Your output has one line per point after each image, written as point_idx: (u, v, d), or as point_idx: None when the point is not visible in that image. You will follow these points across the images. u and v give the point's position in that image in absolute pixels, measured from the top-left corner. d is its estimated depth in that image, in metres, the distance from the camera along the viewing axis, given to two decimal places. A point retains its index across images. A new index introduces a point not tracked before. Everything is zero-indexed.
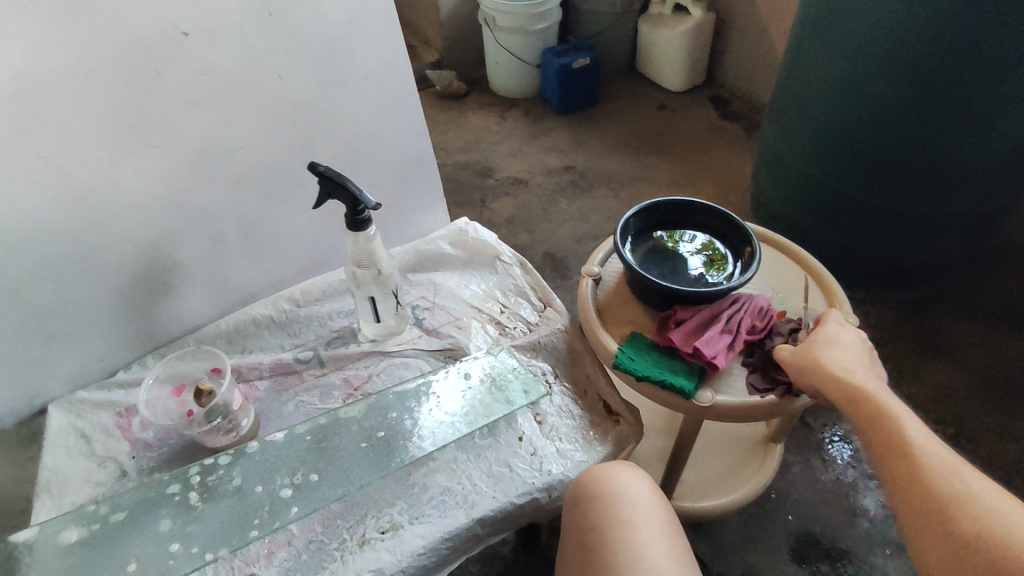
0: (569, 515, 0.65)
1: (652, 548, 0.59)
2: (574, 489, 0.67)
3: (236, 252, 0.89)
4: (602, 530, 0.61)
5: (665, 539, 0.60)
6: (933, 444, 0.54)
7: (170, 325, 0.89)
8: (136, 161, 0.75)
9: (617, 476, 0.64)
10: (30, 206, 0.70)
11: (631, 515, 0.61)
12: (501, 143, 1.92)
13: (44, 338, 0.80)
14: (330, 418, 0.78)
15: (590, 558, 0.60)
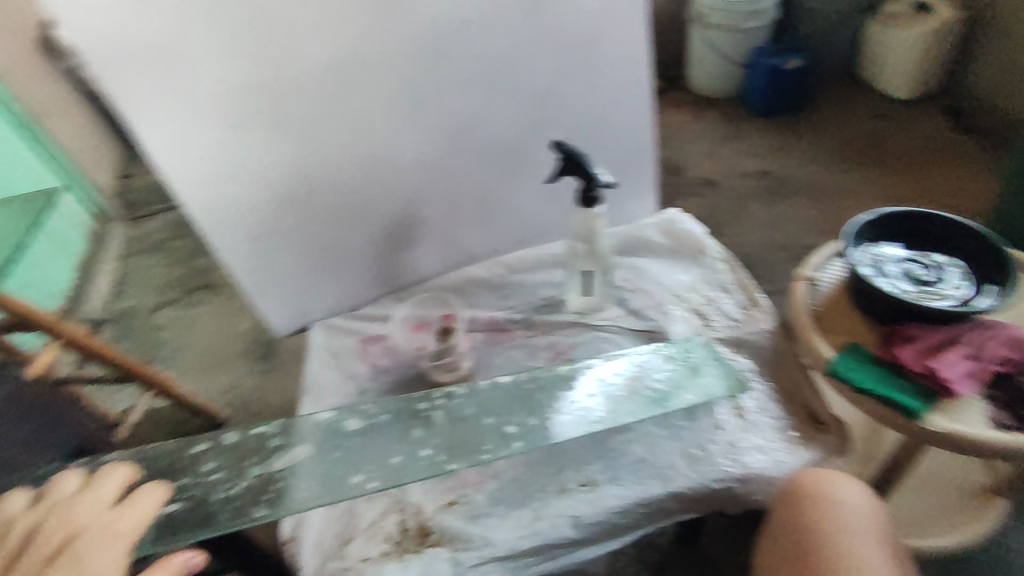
0: (773, 515, 0.62)
1: (865, 553, 0.54)
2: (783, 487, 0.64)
3: (468, 215, 0.99)
4: (809, 526, 0.57)
5: (882, 554, 0.54)
6: None
7: (408, 273, 1.03)
8: (410, 131, 0.86)
9: (835, 482, 0.60)
10: (327, 162, 0.85)
11: (845, 518, 0.57)
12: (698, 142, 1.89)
13: (318, 270, 0.97)
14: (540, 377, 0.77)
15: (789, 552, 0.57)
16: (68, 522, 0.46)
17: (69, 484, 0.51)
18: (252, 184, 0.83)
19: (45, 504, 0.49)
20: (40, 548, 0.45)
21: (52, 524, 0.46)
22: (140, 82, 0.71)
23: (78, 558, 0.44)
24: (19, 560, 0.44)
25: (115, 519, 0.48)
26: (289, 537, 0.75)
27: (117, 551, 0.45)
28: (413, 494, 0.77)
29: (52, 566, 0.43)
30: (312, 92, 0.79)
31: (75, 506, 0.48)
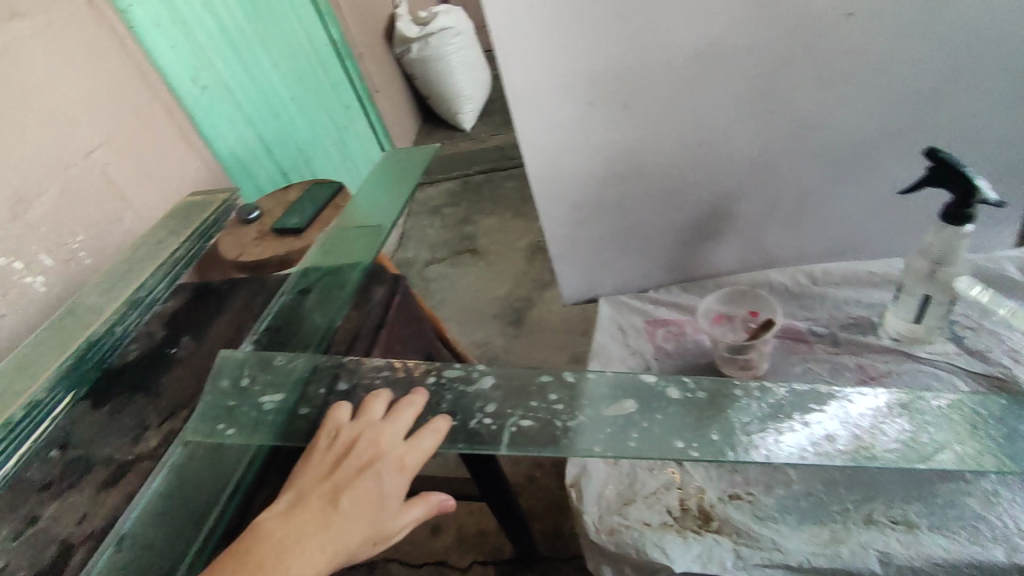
0: None
1: None
2: None
3: (780, 218, 0.97)
4: None
5: None
6: None
7: (703, 265, 1.06)
8: (751, 125, 0.86)
9: None
10: (660, 147, 0.90)
11: None
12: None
13: (622, 246, 1.04)
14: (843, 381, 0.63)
15: None
16: (374, 444, 0.54)
17: (377, 406, 0.59)
18: (588, 158, 0.92)
19: (361, 419, 0.57)
20: (354, 457, 0.54)
21: (365, 440, 0.55)
22: (528, 61, 0.81)
23: (377, 479, 0.52)
24: (339, 462, 0.53)
25: (407, 449, 0.54)
26: (573, 481, 0.82)
27: (405, 481, 0.53)
28: (695, 477, 0.78)
29: (361, 479, 0.52)
30: (668, 79, 0.82)
31: (381, 433, 0.56)
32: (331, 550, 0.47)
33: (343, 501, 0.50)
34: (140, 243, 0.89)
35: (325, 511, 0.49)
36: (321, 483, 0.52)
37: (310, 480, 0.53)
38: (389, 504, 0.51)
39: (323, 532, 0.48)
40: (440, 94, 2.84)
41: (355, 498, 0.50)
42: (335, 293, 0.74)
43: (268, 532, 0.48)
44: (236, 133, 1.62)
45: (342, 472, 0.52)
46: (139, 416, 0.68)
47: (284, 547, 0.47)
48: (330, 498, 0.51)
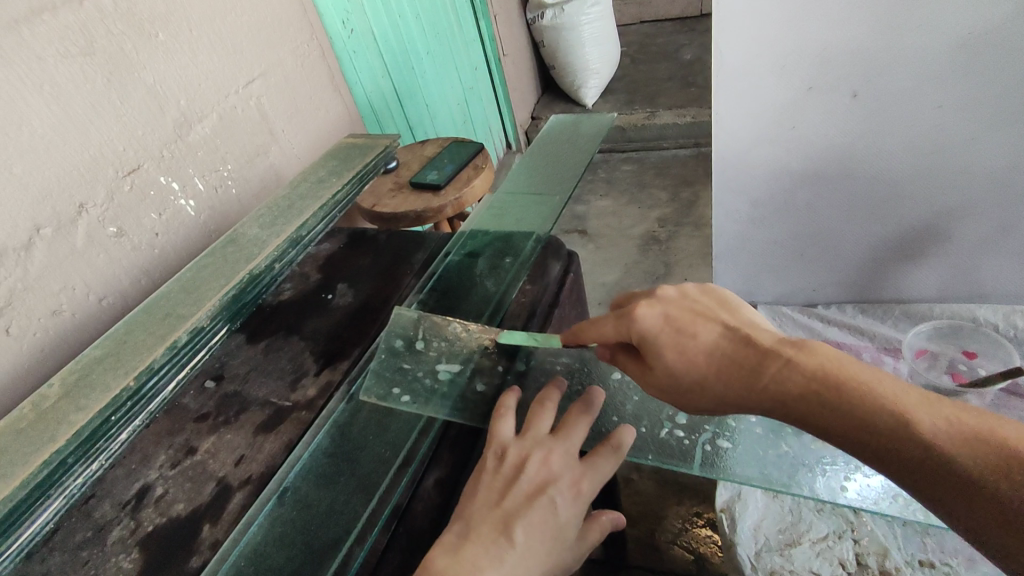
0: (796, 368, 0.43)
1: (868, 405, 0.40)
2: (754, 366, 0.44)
3: (1007, 249, 0.85)
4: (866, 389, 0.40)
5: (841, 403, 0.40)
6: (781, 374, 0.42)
7: (889, 289, 0.95)
8: (1008, 134, 0.73)
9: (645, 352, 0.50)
10: (883, 147, 0.78)
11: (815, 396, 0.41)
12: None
13: (798, 254, 0.94)
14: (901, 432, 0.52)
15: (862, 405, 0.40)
16: (547, 465, 0.46)
17: (546, 414, 0.49)
18: (789, 151, 0.81)
19: (526, 434, 0.48)
20: (526, 480, 0.45)
21: (538, 461, 0.46)
22: (751, 32, 0.71)
23: (553, 510, 0.44)
24: (509, 485, 0.45)
25: (586, 474, 0.46)
26: (722, 506, 0.74)
27: (578, 511, 0.45)
28: (873, 530, 0.69)
29: (536, 507, 0.43)
30: (917, 67, 0.69)
31: (553, 452, 0.46)
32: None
33: (519, 532, 0.42)
34: (300, 181, 0.86)
35: (499, 544, 0.42)
36: (490, 509, 0.44)
37: (475, 502, 0.45)
38: (563, 536, 0.44)
39: (500, 569, 0.41)
40: (566, 66, 2.70)
41: (532, 530, 0.43)
42: (506, 263, 0.69)
43: (435, 568, 0.40)
44: (375, 80, 1.60)
45: (512, 497, 0.44)
46: (295, 359, 0.65)
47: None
48: (502, 527, 0.43)
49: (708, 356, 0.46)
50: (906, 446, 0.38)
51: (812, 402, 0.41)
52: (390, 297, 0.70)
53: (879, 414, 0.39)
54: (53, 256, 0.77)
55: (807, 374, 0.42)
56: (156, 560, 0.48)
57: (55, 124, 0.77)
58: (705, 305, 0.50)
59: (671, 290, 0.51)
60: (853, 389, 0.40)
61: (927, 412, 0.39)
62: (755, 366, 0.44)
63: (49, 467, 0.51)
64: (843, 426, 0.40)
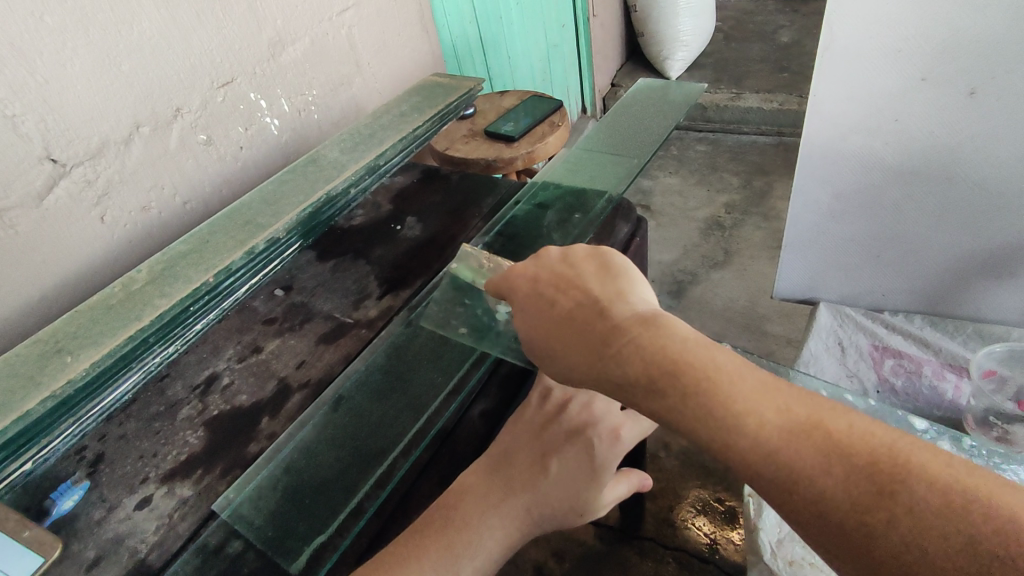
0: (634, 353, 0.38)
1: (689, 396, 0.35)
2: (590, 345, 0.40)
3: None
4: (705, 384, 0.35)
5: (665, 387, 0.36)
6: (618, 361, 0.38)
7: (968, 307, 0.89)
8: None
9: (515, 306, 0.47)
10: (993, 150, 0.72)
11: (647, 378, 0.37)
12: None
13: (872, 256, 0.90)
14: None
15: (690, 395, 0.35)
16: (587, 410, 0.53)
17: None
18: (886, 146, 0.77)
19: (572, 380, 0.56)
20: (567, 420, 0.53)
21: (580, 405, 0.53)
22: (871, 8, 0.67)
23: (588, 449, 0.52)
24: (550, 422, 0.53)
25: (626, 423, 0.53)
26: (750, 493, 0.74)
27: (615, 454, 0.52)
28: None
29: (574, 445, 0.51)
30: None
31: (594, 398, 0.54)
32: (538, 513, 0.48)
33: (555, 464, 0.50)
34: (383, 112, 0.87)
35: (535, 469, 0.50)
36: (530, 439, 0.51)
37: (517, 432, 0.53)
38: (600, 476, 0.51)
39: (532, 492, 0.49)
40: (655, 35, 2.60)
41: (567, 464, 0.51)
42: (576, 218, 0.67)
43: (466, 486, 0.49)
44: (462, 25, 1.59)
45: (552, 433, 0.52)
46: (361, 281, 0.67)
47: (487, 505, 0.48)
48: (538, 456, 0.51)
49: (561, 322, 0.43)
50: (729, 439, 0.34)
51: (643, 386, 0.37)
52: (456, 235, 0.71)
53: (703, 401, 0.35)
54: (149, 154, 0.82)
55: (644, 356, 0.38)
56: (219, 439, 0.52)
57: (164, 28, 0.80)
58: (579, 272, 0.46)
59: (555, 251, 0.49)
60: (685, 374, 0.36)
61: (754, 398, 0.34)
62: (596, 344, 0.40)
63: (133, 343, 0.56)
64: (672, 416, 0.36)
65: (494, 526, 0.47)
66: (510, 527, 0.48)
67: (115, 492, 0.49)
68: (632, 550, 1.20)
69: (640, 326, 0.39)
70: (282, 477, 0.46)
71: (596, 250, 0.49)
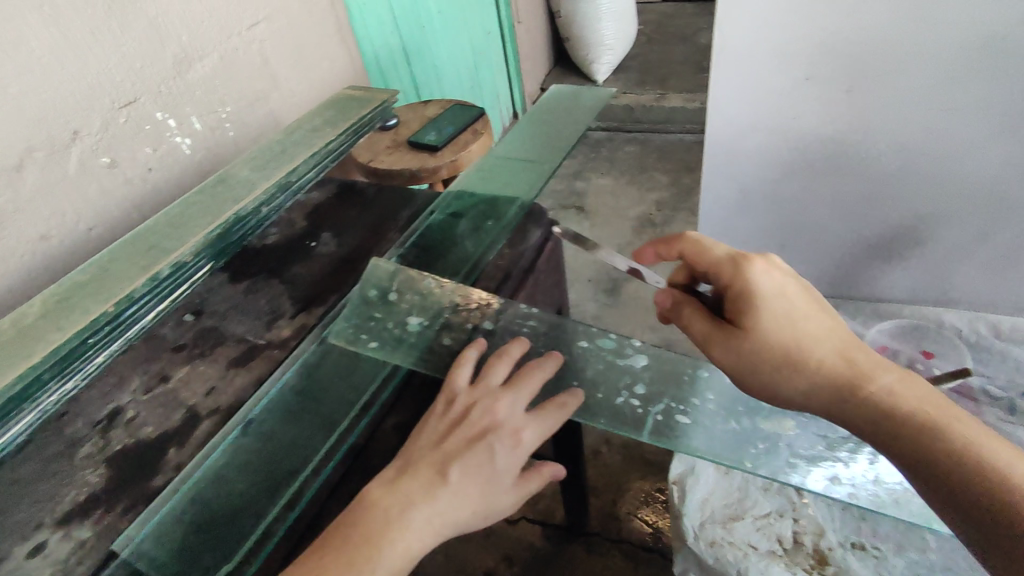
0: (904, 400, 0.44)
1: (957, 437, 0.41)
2: (860, 388, 0.46)
3: (982, 259, 0.85)
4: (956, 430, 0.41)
5: (924, 426, 0.42)
6: (886, 400, 0.44)
7: (865, 288, 0.96)
8: (995, 144, 0.73)
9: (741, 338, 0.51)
10: (875, 144, 0.78)
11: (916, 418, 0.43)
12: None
13: (778, 247, 0.95)
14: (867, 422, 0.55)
15: (946, 439, 0.41)
16: (491, 413, 0.49)
17: (498, 371, 0.53)
18: (781, 141, 0.82)
19: (478, 384, 0.52)
20: (471, 424, 0.48)
21: (482, 408, 0.49)
22: (757, 12, 0.71)
23: (490, 453, 0.47)
24: (453, 429, 0.48)
25: (529, 427, 0.49)
26: (674, 479, 0.76)
27: (520, 459, 0.47)
28: (813, 512, 0.71)
29: (474, 449, 0.46)
30: (914, 67, 0.70)
31: (496, 402, 0.50)
32: (439, 524, 0.43)
33: (455, 472, 0.45)
34: (295, 127, 0.86)
35: (434, 480, 0.45)
36: (431, 448, 0.47)
37: (420, 442, 0.49)
38: (502, 481, 0.46)
39: (432, 501, 0.44)
40: (580, 40, 2.66)
41: (468, 472, 0.46)
42: (488, 225, 0.69)
43: (377, 497, 0.44)
44: (382, 35, 1.58)
45: (453, 440, 0.48)
46: (274, 300, 0.66)
47: (390, 519, 0.43)
48: (439, 465, 0.46)
49: (819, 360, 0.48)
50: (976, 473, 0.39)
51: (898, 424, 0.43)
52: (371, 249, 0.71)
53: (961, 439, 0.41)
54: (45, 180, 0.78)
55: (909, 400, 0.44)
56: (122, 476, 0.50)
57: (54, 48, 0.77)
58: (814, 314, 0.51)
59: (790, 283, 0.52)
60: (940, 416, 0.42)
61: (995, 444, 0.40)
62: (862, 384, 0.46)
63: (25, 382, 0.54)
64: (919, 447, 0.42)
65: (396, 540, 0.42)
66: (414, 540, 0.43)
67: (7, 542, 0.47)
68: (579, 546, 1.23)
69: (854, 348, 0.48)
70: (188, 509, 0.45)
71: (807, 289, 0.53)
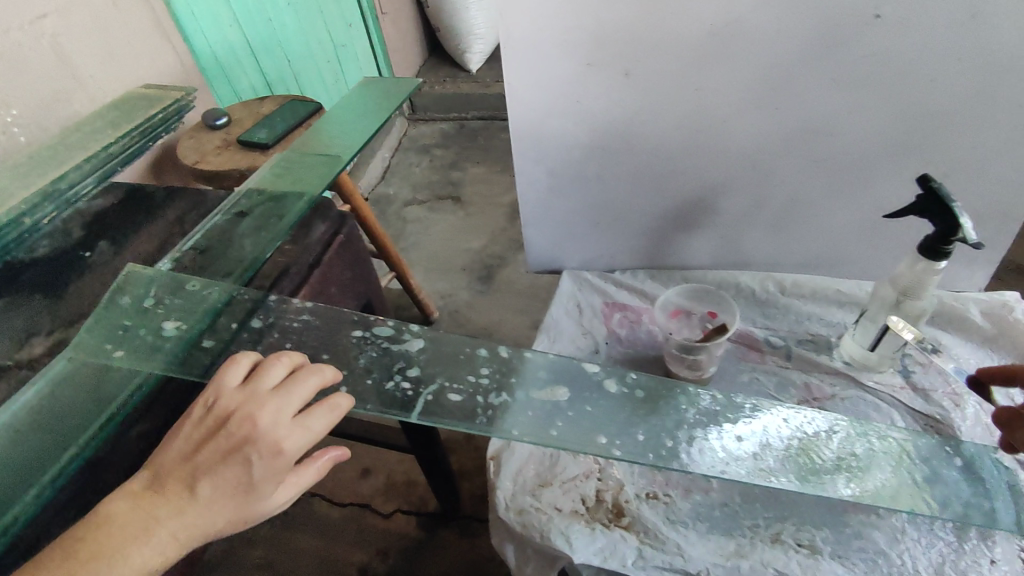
0: None
1: None
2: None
3: (763, 222, 0.95)
4: None
5: None
6: None
7: (675, 257, 1.04)
8: (753, 117, 0.80)
9: None
10: (655, 123, 0.84)
11: None
12: (1021, 232, 1.59)
13: (594, 224, 1.00)
14: (647, 389, 0.60)
15: None
16: (251, 420, 0.45)
17: (272, 373, 0.49)
18: (576, 125, 0.86)
19: (245, 388, 0.48)
20: (228, 432, 0.45)
21: (242, 415, 0.45)
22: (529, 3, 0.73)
23: (244, 466, 0.44)
24: (209, 437, 0.45)
25: (294, 433, 0.46)
26: (493, 454, 0.78)
27: (282, 467, 0.45)
28: (615, 470, 0.76)
29: (227, 464, 0.44)
30: (672, 51, 0.75)
31: (258, 408, 0.46)
32: (184, 538, 0.42)
33: (205, 485, 0.43)
34: (71, 133, 0.84)
35: (180, 497, 0.43)
36: (182, 461, 0.44)
37: (174, 453, 0.45)
38: (260, 489, 0.44)
39: (175, 520, 0.42)
40: (450, 29, 2.65)
41: (219, 486, 0.43)
42: (273, 222, 0.67)
43: (113, 514, 0.42)
44: (221, 31, 1.47)
45: (206, 453, 0.44)
46: (31, 317, 0.61)
47: (125, 533, 0.41)
48: (189, 480, 0.43)
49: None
50: None
51: None
52: (150, 255, 0.68)
53: None
54: None
55: None
56: None
57: None
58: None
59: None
60: None
61: None
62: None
63: None
64: None
65: (131, 556, 0.40)
66: (152, 555, 0.41)
67: None
68: (451, 530, 1.25)
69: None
70: None
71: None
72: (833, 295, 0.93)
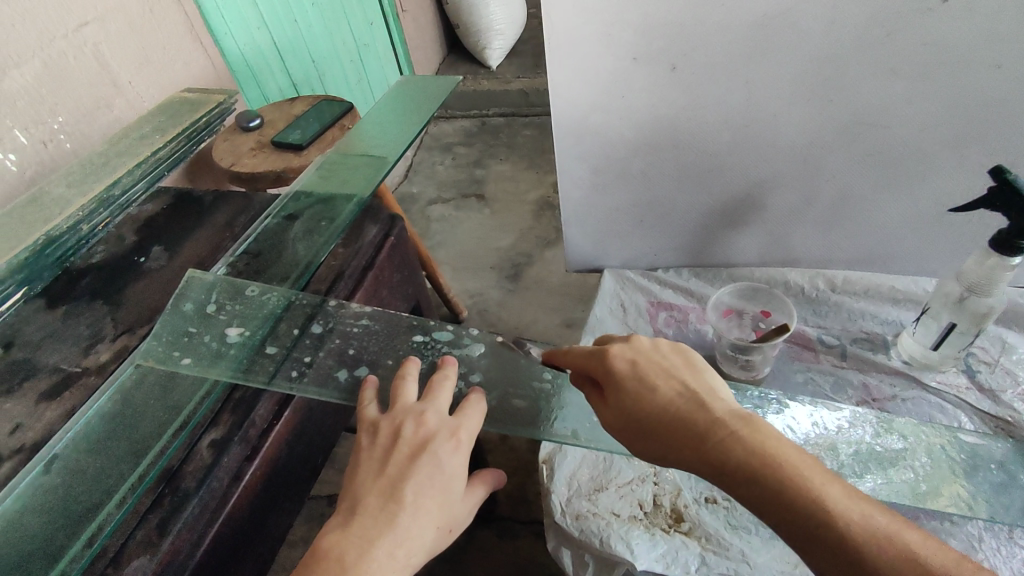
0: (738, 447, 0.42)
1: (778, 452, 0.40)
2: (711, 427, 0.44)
3: (812, 217, 0.93)
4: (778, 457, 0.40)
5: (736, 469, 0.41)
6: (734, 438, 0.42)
7: (721, 254, 1.02)
8: (803, 109, 0.78)
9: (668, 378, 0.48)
10: (703, 117, 0.82)
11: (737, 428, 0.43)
12: None
13: (637, 221, 0.99)
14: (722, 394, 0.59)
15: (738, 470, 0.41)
16: (422, 425, 0.49)
17: (409, 388, 0.53)
18: (622, 122, 0.84)
19: (397, 405, 0.51)
20: (405, 442, 0.48)
21: (412, 424, 0.49)
22: None
23: (436, 464, 0.47)
24: (388, 453, 0.48)
25: (460, 424, 0.50)
26: (544, 458, 0.77)
27: (464, 457, 0.48)
28: (671, 474, 0.74)
29: (420, 467, 0.46)
30: (724, 43, 0.73)
31: (423, 413, 0.50)
32: (405, 554, 0.43)
33: (409, 492, 0.45)
34: (120, 138, 0.84)
35: (387, 508, 0.44)
36: (375, 479, 0.46)
37: (361, 477, 0.47)
38: (454, 484, 0.47)
39: (390, 534, 0.43)
40: (471, 26, 2.63)
41: (422, 487, 0.45)
42: (323, 226, 0.67)
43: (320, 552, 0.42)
44: (249, 32, 1.45)
45: (395, 463, 0.47)
46: (95, 324, 0.61)
47: (349, 564, 0.41)
48: (388, 492, 0.45)
49: (669, 403, 0.46)
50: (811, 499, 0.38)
51: (744, 472, 0.41)
52: (206, 260, 0.68)
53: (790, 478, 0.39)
54: None
55: (743, 447, 0.41)
56: None
57: None
58: (671, 363, 0.50)
59: (648, 342, 0.52)
60: (778, 461, 0.40)
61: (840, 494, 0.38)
62: (696, 430, 0.44)
63: None
64: (764, 487, 0.40)
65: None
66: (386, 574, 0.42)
67: None
68: (492, 531, 1.24)
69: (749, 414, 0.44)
70: None
71: (678, 347, 0.52)
72: (887, 287, 0.90)
